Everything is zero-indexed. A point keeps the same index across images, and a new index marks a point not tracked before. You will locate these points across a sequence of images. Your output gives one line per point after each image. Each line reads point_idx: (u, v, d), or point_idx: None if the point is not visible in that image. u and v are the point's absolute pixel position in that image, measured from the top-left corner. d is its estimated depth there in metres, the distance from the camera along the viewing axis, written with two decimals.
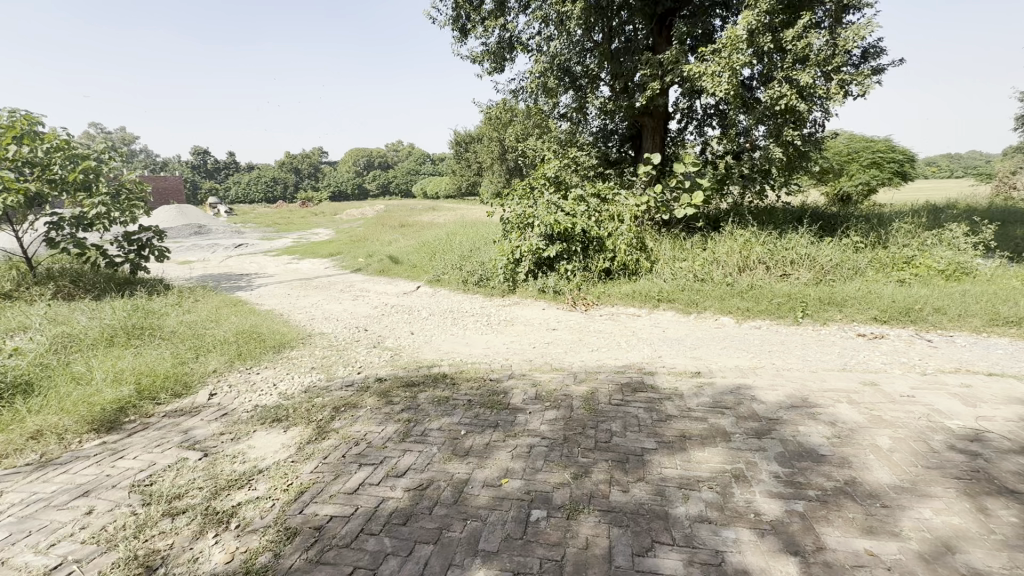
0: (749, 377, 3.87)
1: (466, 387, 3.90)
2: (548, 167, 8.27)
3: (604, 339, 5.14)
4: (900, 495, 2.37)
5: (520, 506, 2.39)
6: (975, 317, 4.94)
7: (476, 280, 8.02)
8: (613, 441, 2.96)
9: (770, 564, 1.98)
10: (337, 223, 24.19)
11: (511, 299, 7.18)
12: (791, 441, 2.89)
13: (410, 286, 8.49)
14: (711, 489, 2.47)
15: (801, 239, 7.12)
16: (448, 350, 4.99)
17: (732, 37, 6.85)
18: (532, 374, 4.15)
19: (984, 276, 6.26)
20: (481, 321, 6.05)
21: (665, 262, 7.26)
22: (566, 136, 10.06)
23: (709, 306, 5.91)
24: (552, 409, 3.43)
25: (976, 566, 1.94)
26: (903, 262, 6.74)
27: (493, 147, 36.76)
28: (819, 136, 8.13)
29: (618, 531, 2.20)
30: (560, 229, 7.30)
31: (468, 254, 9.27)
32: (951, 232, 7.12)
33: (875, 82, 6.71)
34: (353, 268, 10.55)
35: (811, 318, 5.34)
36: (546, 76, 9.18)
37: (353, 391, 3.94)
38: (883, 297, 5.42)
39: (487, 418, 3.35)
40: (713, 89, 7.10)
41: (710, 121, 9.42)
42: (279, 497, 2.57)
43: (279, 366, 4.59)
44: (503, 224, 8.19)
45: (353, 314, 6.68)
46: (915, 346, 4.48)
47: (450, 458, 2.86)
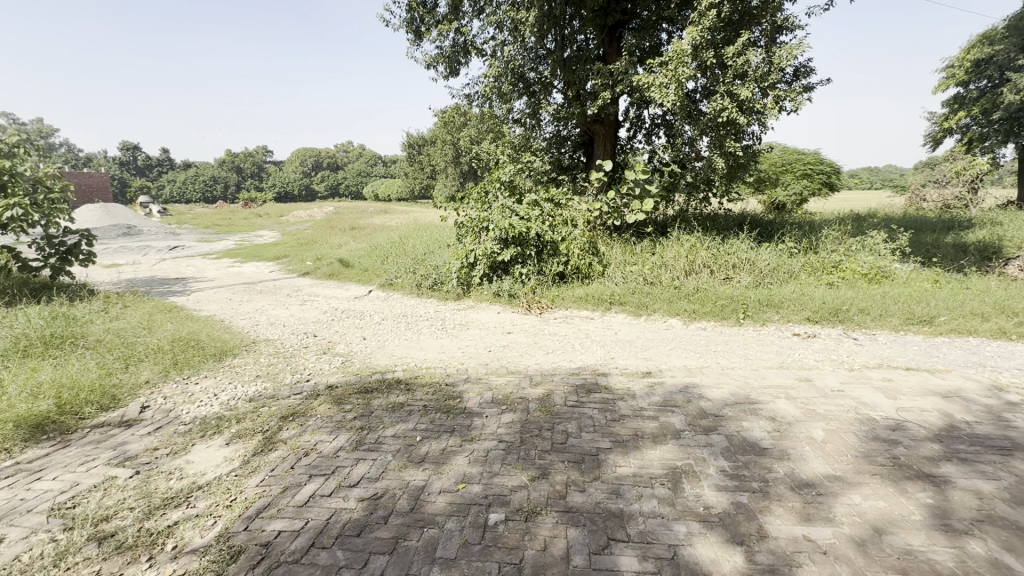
0: (697, 377, 4.03)
1: (421, 393, 3.84)
2: (501, 171, 8.27)
3: (559, 341, 5.22)
4: (834, 484, 2.54)
5: (478, 511, 2.38)
6: (893, 317, 5.39)
7: (430, 283, 7.93)
8: (569, 443, 3.01)
9: (719, 555, 2.07)
10: (284, 225, 23.17)
11: (465, 303, 7.14)
12: (735, 437, 3.03)
13: (362, 290, 8.27)
14: (663, 485, 2.55)
15: (741, 245, 7.53)
16: (401, 354, 4.89)
17: (679, 51, 7.16)
18: (488, 378, 4.14)
19: (900, 279, 6.86)
20: (436, 325, 5.99)
21: (617, 266, 7.46)
22: (520, 141, 10.17)
23: (658, 308, 6.12)
24: (509, 412, 3.44)
25: (901, 545, 2.11)
26: (831, 266, 7.24)
27: (446, 150, 36.59)
28: (757, 148, 8.60)
29: (575, 531, 2.22)
30: (515, 234, 7.33)
31: (422, 257, 9.16)
32: (873, 239, 7.75)
33: (806, 99, 7.23)
34: (300, 272, 10.16)
35: (752, 319, 5.64)
36: (501, 81, 9.30)
37: (302, 400, 3.78)
38: (814, 299, 5.81)
39: (443, 424, 3.30)
40: (661, 100, 7.40)
41: (658, 131, 9.79)
42: (222, 515, 2.43)
43: (221, 375, 4.33)
44: (457, 228, 8.14)
45: (301, 319, 6.42)
46: (843, 344, 4.83)
47: (405, 466, 2.80)
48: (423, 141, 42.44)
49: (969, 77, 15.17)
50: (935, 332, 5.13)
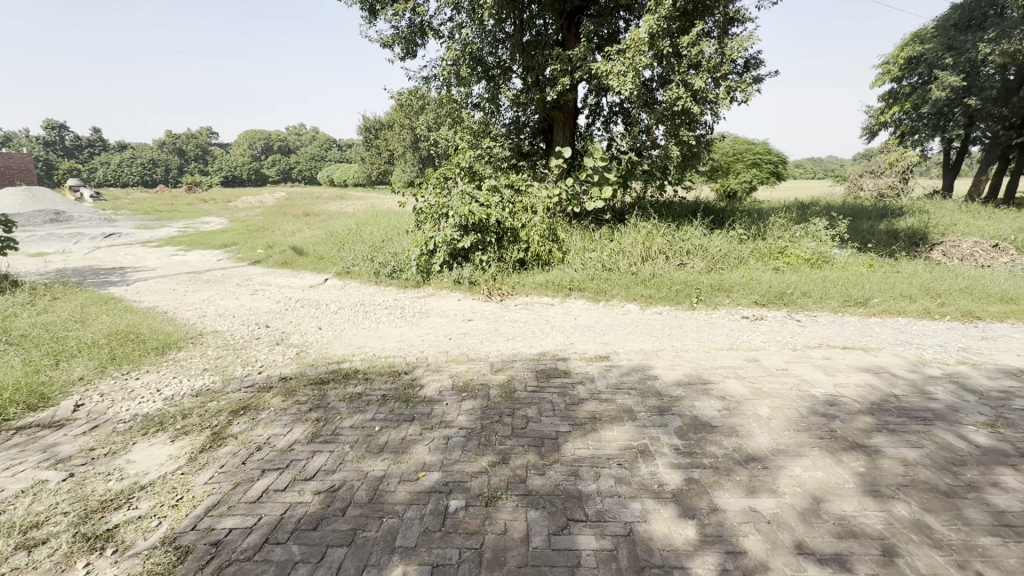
0: (652, 359, 4.15)
1: (380, 382, 3.78)
2: (461, 156, 8.13)
3: (519, 327, 5.25)
4: (777, 457, 2.69)
5: (438, 498, 2.37)
6: (833, 299, 5.73)
7: (388, 271, 7.77)
8: (529, 427, 3.04)
9: (672, 529, 2.16)
10: (233, 211, 22.02)
11: (425, 291, 7.05)
12: (687, 416, 3.15)
13: (317, 279, 8.00)
14: (619, 464, 2.63)
15: (695, 231, 7.79)
16: (359, 344, 4.79)
17: (636, 39, 7.25)
18: (448, 365, 4.11)
19: (839, 263, 7.28)
20: (395, 314, 5.89)
21: (576, 252, 7.54)
22: (480, 126, 10.04)
23: (616, 293, 6.25)
24: (470, 399, 3.44)
25: (836, 511, 2.26)
26: (777, 252, 7.59)
27: (404, 134, 35.79)
28: (710, 137, 8.84)
29: (535, 513, 2.26)
30: (474, 220, 7.28)
31: (380, 245, 8.96)
32: (815, 226, 8.17)
33: (756, 90, 7.47)
34: (250, 260, 9.73)
35: (704, 303, 5.86)
36: (459, 65, 9.13)
37: (254, 392, 3.64)
38: (761, 283, 6.09)
39: (403, 413, 3.26)
40: (619, 87, 7.50)
41: (616, 119, 9.89)
42: (167, 515, 2.31)
43: (165, 369, 4.11)
44: (416, 214, 8.00)
45: (252, 310, 6.15)
46: (788, 326, 5.10)
47: (364, 456, 2.75)
48: (380, 124, 41.20)
49: (903, 73, 16.15)
50: (869, 312, 5.50)
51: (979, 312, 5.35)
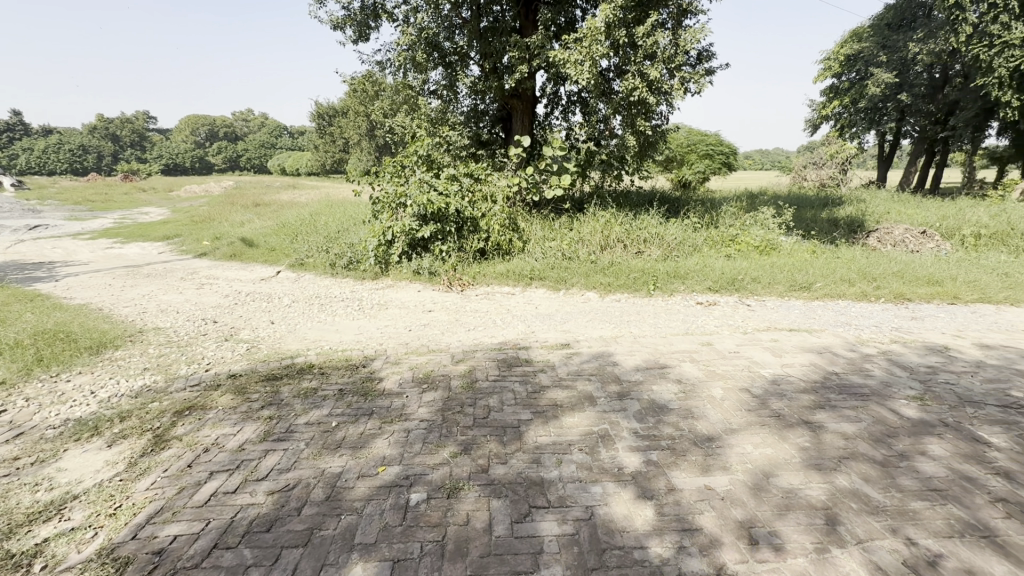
0: (611, 346, 4.22)
1: (337, 376, 3.66)
2: (418, 144, 7.94)
3: (480, 317, 5.21)
4: (730, 436, 2.80)
5: (399, 492, 2.33)
6: (780, 284, 6.00)
7: (344, 262, 7.53)
8: (490, 417, 3.02)
9: (632, 510, 2.20)
10: (175, 201, 20.75)
11: (384, 282, 6.88)
12: (645, 400, 3.23)
13: (269, 271, 7.66)
14: (580, 450, 2.66)
15: (651, 220, 7.96)
16: (314, 338, 4.62)
17: (593, 28, 7.28)
18: (408, 357, 4.04)
19: (785, 250, 7.63)
20: (352, 306, 5.72)
21: (536, 241, 7.56)
22: (437, 114, 9.84)
23: (577, 282, 6.31)
24: (430, 390, 3.39)
25: (784, 485, 2.37)
26: (729, 240, 7.87)
27: (360, 122, 34.74)
28: (665, 127, 9.01)
29: (497, 502, 2.25)
30: (433, 210, 7.16)
31: (336, 235, 8.67)
32: (764, 215, 8.52)
33: (708, 82, 7.66)
34: (195, 253, 9.21)
35: (660, 291, 6.01)
36: (415, 50, 8.89)
37: (200, 392, 3.44)
38: (714, 270, 6.30)
39: (361, 407, 3.18)
40: (576, 77, 7.53)
41: (574, 108, 9.93)
42: (104, 525, 2.16)
43: (100, 370, 3.83)
44: (372, 204, 7.79)
45: (197, 304, 5.82)
46: (739, 310, 5.31)
47: (320, 453, 2.66)
48: (334, 111, 39.84)
49: (842, 70, 17.04)
50: (813, 296, 5.79)
51: (909, 294, 5.74)
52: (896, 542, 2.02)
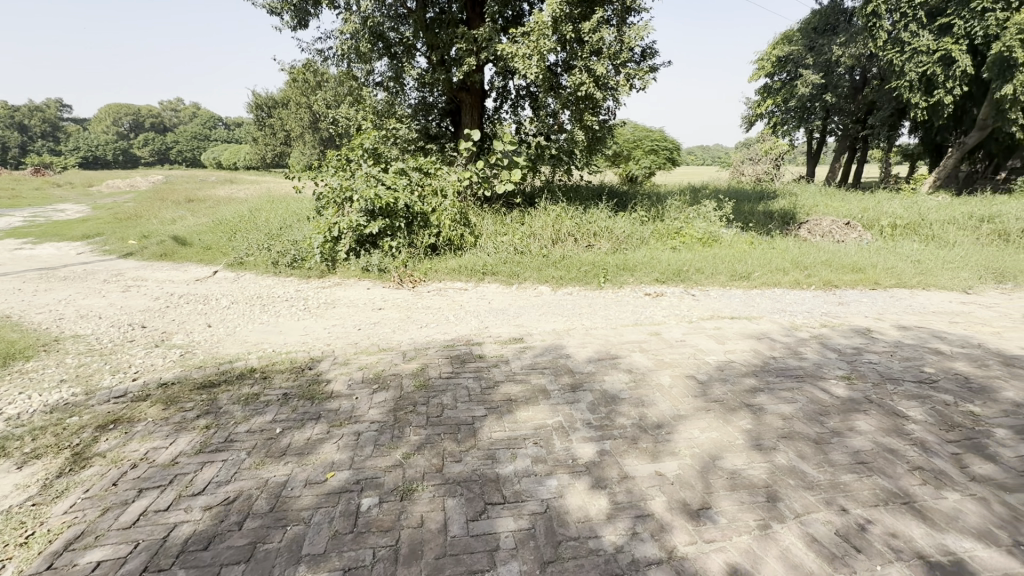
0: (564, 339, 4.26)
1: (281, 380, 3.48)
2: (364, 137, 7.66)
3: (432, 314, 5.12)
4: (678, 422, 2.89)
5: (348, 498, 2.24)
6: (722, 274, 6.28)
7: (288, 261, 7.18)
8: (444, 414, 2.97)
9: (586, 500, 2.23)
10: (96, 197, 19.09)
11: (331, 280, 6.62)
12: (598, 391, 3.28)
13: (204, 271, 7.19)
14: (535, 443, 2.67)
15: (601, 214, 8.10)
16: (256, 340, 4.38)
17: (540, 22, 7.30)
18: (358, 357, 3.90)
19: (726, 242, 7.98)
20: (297, 306, 5.46)
21: (488, 236, 7.52)
22: (384, 106, 9.56)
23: (529, 276, 6.32)
24: (382, 390, 3.28)
25: (728, 466, 2.48)
26: (675, 232, 8.15)
27: (303, 114, 33.33)
28: (612, 123, 9.17)
29: (452, 501, 2.21)
30: (382, 204, 6.96)
31: (278, 232, 8.26)
32: (706, 209, 8.88)
33: (652, 79, 7.87)
34: (121, 253, 8.50)
35: (611, 283, 6.14)
36: (358, 40, 8.58)
37: (127, 403, 3.18)
38: (661, 262, 6.50)
39: (308, 411, 3.04)
40: (524, 71, 7.52)
41: (523, 102, 9.93)
42: (14, 556, 1.95)
43: (7, 384, 3.45)
44: (316, 199, 7.46)
45: (123, 309, 5.37)
46: (685, 300, 5.51)
47: (263, 462, 2.52)
48: (274, 102, 38.03)
49: (774, 70, 18.03)
50: (752, 285, 6.10)
51: (837, 281, 6.15)
52: (829, 513, 2.16)
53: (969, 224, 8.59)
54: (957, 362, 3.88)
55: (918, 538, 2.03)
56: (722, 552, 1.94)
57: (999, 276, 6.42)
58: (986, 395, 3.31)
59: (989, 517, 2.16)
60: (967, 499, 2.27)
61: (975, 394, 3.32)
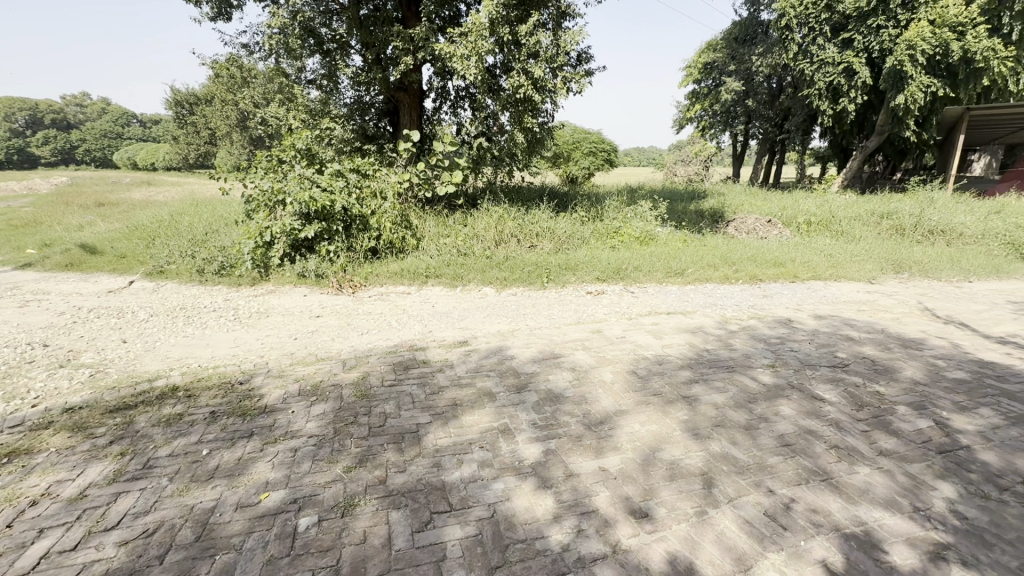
0: (509, 340, 4.27)
1: (208, 397, 3.24)
2: (295, 137, 7.29)
3: (374, 320, 4.97)
4: (619, 417, 2.98)
5: (285, 519, 2.12)
6: (659, 271, 6.55)
7: (215, 268, 6.73)
8: (387, 424, 2.89)
9: (532, 502, 2.24)
10: None
11: (263, 287, 6.27)
12: (542, 390, 3.31)
13: (118, 282, 6.57)
14: (481, 448, 2.64)
15: (542, 215, 8.21)
16: (179, 355, 4.06)
17: (477, 24, 7.28)
18: (294, 368, 3.71)
19: (662, 240, 8.33)
20: (226, 317, 5.12)
21: (430, 239, 7.42)
22: (317, 104, 9.16)
23: (473, 278, 6.29)
24: (320, 402, 3.14)
25: (667, 457, 2.58)
26: (614, 232, 8.41)
27: (229, 112, 31.44)
28: (551, 125, 9.32)
29: (397, 514, 2.15)
30: (317, 207, 6.67)
31: (203, 238, 7.71)
32: (642, 208, 9.23)
33: (588, 83, 8.07)
34: (16, 263, 7.61)
35: (554, 283, 6.24)
36: (287, 35, 8.19)
37: (25, 433, 2.84)
38: (602, 261, 6.68)
39: (238, 429, 2.85)
40: (463, 72, 7.46)
41: (462, 103, 9.87)
42: None
43: None
44: (245, 202, 7.03)
45: (19, 327, 4.80)
46: (624, 298, 5.69)
47: (188, 487, 2.34)
48: (196, 98, 35.62)
49: (701, 76, 19.06)
50: (686, 281, 6.40)
51: (761, 275, 6.59)
52: (758, 495, 2.30)
53: (872, 220, 9.47)
54: (864, 346, 4.26)
55: (834, 512, 2.20)
56: (663, 542, 2.01)
57: (897, 267, 7.12)
58: (889, 375, 3.66)
59: (893, 487, 2.38)
60: (875, 472, 2.50)
61: (880, 375, 3.66)
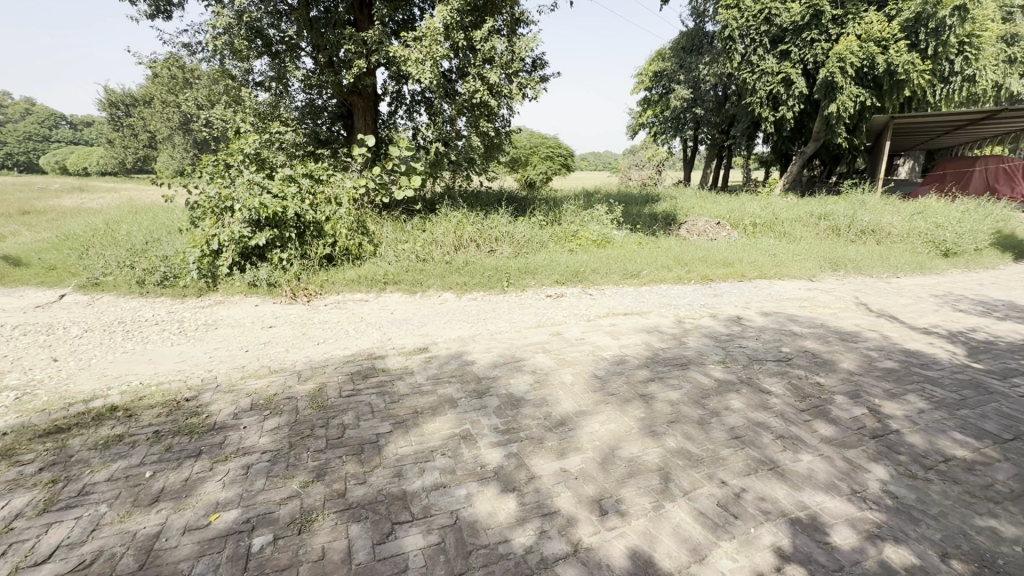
0: (469, 345, 4.26)
1: (151, 416, 3.06)
2: (243, 141, 6.99)
3: (330, 329, 4.84)
4: (579, 417, 3.03)
5: (237, 540, 2.03)
6: (615, 273, 6.71)
7: (157, 279, 6.36)
8: (346, 435, 2.82)
9: (495, 506, 2.24)
10: None
11: (211, 298, 5.98)
12: (504, 394, 3.32)
13: (47, 296, 6.10)
14: (443, 455, 2.63)
15: (501, 219, 8.25)
16: (118, 373, 3.81)
17: (431, 28, 7.24)
18: (245, 382, 3.56)
19: (618, 243, 8.55)
20: (170, 330, 4.85)
21: (388, 245, 7.32)
22: (266, 108, 8.87)
23: (432, 284, 6.23)
24: (274, 416, 3.03)
25: (626, 455, 2.64)
26: (572, 235, 8.56)
27: (171, 114, 29.90)
28: (508, 130, 9.39)
29: (357, 527, 2.11)
30: (268, 214, 6.43)
31: (143, 247, 7.28)
32: (599, 212, 9.44)
33: (543, 89, 8.20)
34: None
35: (514, 286, 6.28)
36: (233, 36, 7.89)
37: None
38: (560, 264, 6.78)
39: (185, 448, 2.71)
40: (418, 76, 7.39)
41: (418, 108, 9.80)
42: None
43: None
44: (190, 209, 6.69)
45: None
46: (583, 300, 5.80)
47: (130, 513, 2.20)
48: (134, 99, 33.76)
49: (652, 84, 19.72)
50: (642, 282, 6.59)
51: (712, 276, 6.87)
52: (712, 487, 2.39)
53: (811, 220, 10.07)
54: (806, 340, 4.52)
55: (781, 498, 2.33)
56: (622, 538, 2.06)
57: (834, 265, 7.60)
58: (828, 367, 3.91)
59: (833, 472, 2.54)
60: (817, 458, 2.65)
61: (821, 367, 3.89)
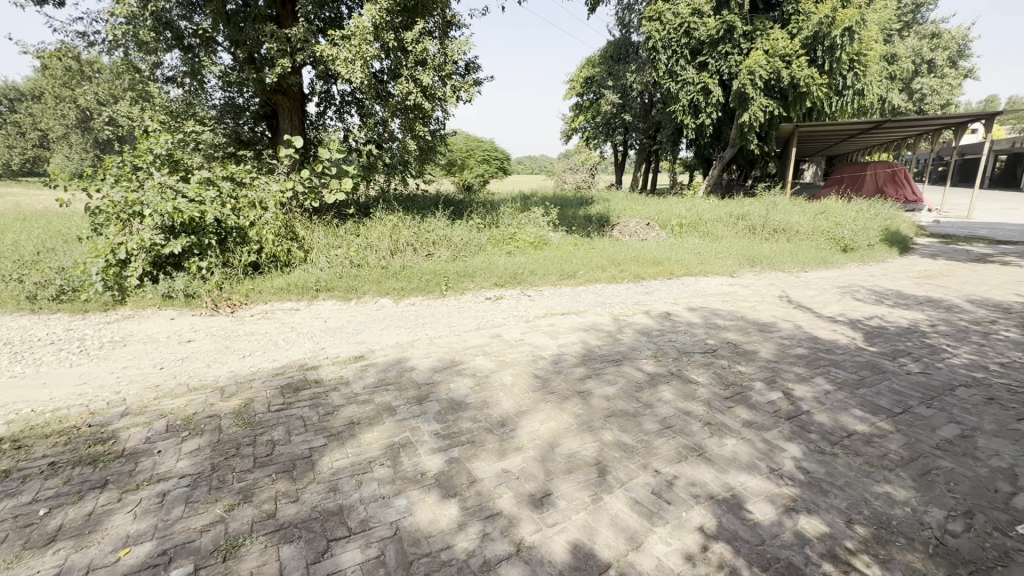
0: (408, 351, 4.17)
1: (45, 448, 2.73)
2: (152, 141, 6.40)
3: (257, 341, 4.55)
4: (520, 417, 3.05)
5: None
6: (552, 275, 6.84)
7: (52, 293, 5.68)
8: (275, 452, 2.67)
9: (437, 513, 2.21)
10: None
11: (118, 313, 5.44)
12: (444, 399, 3.28)
13: None
14: (382, 465, 2.55)
15: (438, 222, 8.16)
16: (4, 401, 3.36)
17: (360, 27, 7.03)
18: (159, 403, 3.27)
19: (554, 245, 8.72)
20: (69, 350, 4.35)
21: (320, 250, 7.03)
22: (180, 105, 8.21)
23: (368, 290, 6.04)
24: (193, 438, 2.80)
25: (566, 452, 2.69)
26: (509, 238, 8.63)
27: (66, 110, 26.98)
28: (443, 132, 9.32)
29: (289, 547, 2.00)
30: (184, 219, 5.95)
31: (34, 258, 6.49)
32: (536, 214, 9.60)
33: (477, 92, 8.23)
34: None
35: (452, 290, 6.22)
36: (138, 27, 7.24)
37: None
38: (499, 267, 6.80)
39: (88, 479, 2.44)
40: (347, 76, 7.14)
41: (349, 109, 9.49)
42: None
43: None
44: (90, 215, 6.04)
45: None
46: (522, 301, 5.85)
47: (18, 558, 1.95)
48: (20, 92, 30.19)
49: (583, 90, 20.35)
50: (578, 283, 6.76)
51: (644, 274, 7.17)
52: (647, 476, 2.50)
53: (731, 220, 10.80)
54: (728, 332, 4.84)
55: (709, 482, 2.47)
56: (563, 533, 2.10)
57: (752, 261, 8.19)
58: (748, 356, 4.20)
59: (754, 453, 2.74)
60: (740, 442, 2.84)
61: (742, 357, 4.18)
